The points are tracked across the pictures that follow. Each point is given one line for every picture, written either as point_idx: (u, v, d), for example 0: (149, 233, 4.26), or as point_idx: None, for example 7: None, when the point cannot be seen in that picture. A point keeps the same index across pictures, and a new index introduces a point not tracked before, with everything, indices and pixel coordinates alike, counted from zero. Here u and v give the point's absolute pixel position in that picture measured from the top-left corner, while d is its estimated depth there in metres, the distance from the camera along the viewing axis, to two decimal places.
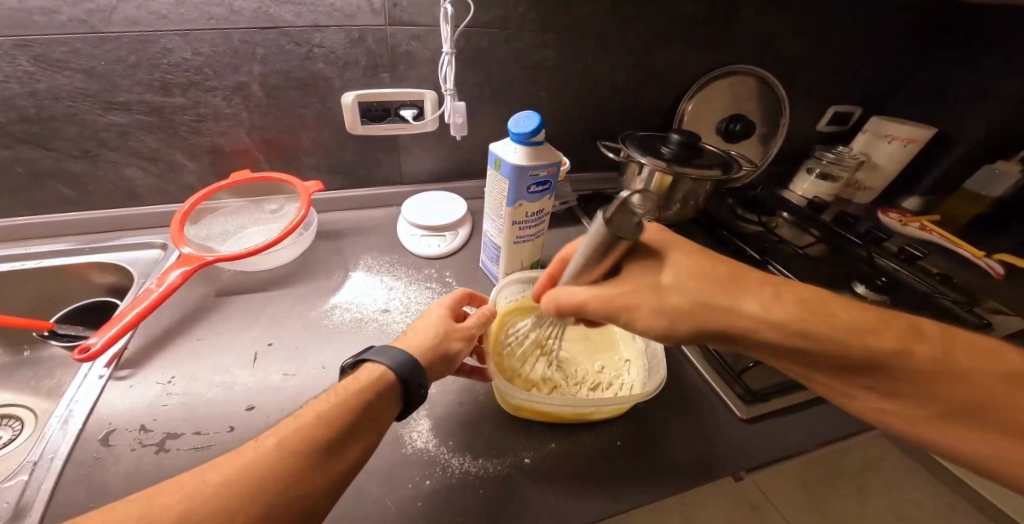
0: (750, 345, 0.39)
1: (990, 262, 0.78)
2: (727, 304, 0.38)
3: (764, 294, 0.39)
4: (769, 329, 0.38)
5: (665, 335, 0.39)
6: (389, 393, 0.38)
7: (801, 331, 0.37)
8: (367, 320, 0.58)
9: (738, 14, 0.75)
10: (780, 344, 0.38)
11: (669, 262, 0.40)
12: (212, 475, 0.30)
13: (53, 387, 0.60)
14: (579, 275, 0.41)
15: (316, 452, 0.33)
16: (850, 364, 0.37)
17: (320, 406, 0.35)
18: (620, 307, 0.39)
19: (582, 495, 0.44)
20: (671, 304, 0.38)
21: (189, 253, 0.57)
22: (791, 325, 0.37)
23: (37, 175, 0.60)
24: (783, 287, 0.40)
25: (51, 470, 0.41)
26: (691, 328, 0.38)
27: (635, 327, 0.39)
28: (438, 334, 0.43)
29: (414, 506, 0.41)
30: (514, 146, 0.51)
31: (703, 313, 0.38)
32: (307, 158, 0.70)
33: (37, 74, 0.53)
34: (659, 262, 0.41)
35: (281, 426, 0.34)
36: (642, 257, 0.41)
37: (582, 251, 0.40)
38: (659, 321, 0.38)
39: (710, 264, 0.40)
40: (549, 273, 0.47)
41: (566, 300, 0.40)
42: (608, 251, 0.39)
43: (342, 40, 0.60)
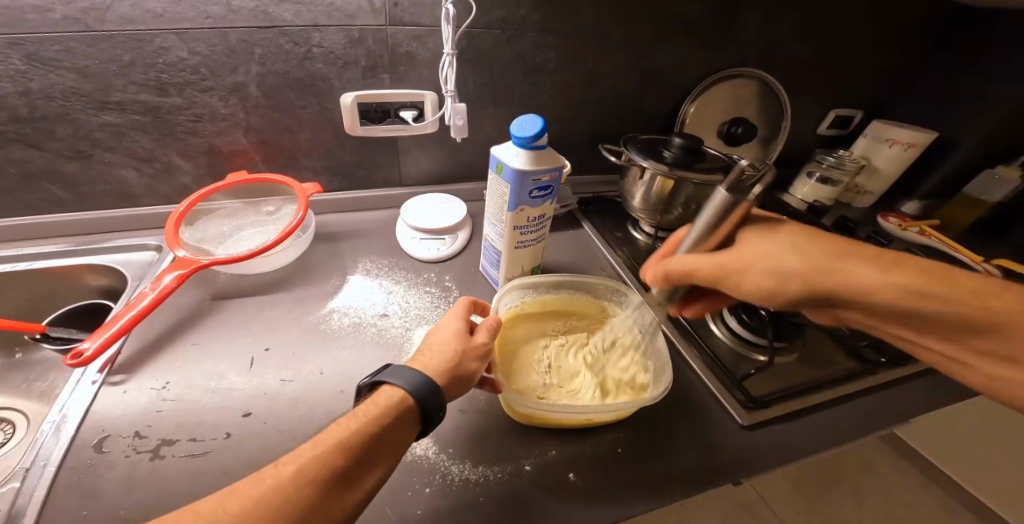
0: (880, 315, 0.41)
1: (990, 266, 0.79)
2: (840, 269, 0.39)
3: (904, 269, 0.39)
4: (889, 293, 0.39)
5: (773, 294, 0.42)
6: (407, 418, 0.37)
7: (929, 298, 0.38)
8: (365, 325, 0.57)
9: (741, 16, 0.75)
10: (899, 308, 0.39)
11: (777, 233, 0.42)
12: (231, 505, 0.29)
13: (45, 390, 0.59)
14: (694, 245, 0.44)
15: (335, 479, 0.32)
16: (961, 326, 0.38)
17: (341, 431, 0.35)
18: (731, 270, 0.42)
19: (585, 502, 0.43)
20: (782, 267, 0.40)
21: (184, 256, 0.55)
22: (916, 289, 0.38)
23: (28, 175, 0.59)
24: (905, 259, 0.40)
25: (44, 476, 0.40)
26: (802, 291, 0.40)
27: (742, 289, 0.42)
28: (454, 353, 0.42)
29: (413, 514, 0.41)
30: (517, 150, 0.50)
31: (823, 272, 0.40)
32: (305, 159, 0.69)
33: (30, 72, 0.52)
34: (768, 231, 0.42)
35: (299, 452, 0.33)
36: (761, 225, 0.43)
37: (700, 221, 0.44)
38: (763, 283, 0.41)
39: (828, 237, 0.41)
40: (668, 244, 0.51)
41: (676, 267, 0.45)
42: (724, 218, 0.42)
43: (341, 40, 0.59)
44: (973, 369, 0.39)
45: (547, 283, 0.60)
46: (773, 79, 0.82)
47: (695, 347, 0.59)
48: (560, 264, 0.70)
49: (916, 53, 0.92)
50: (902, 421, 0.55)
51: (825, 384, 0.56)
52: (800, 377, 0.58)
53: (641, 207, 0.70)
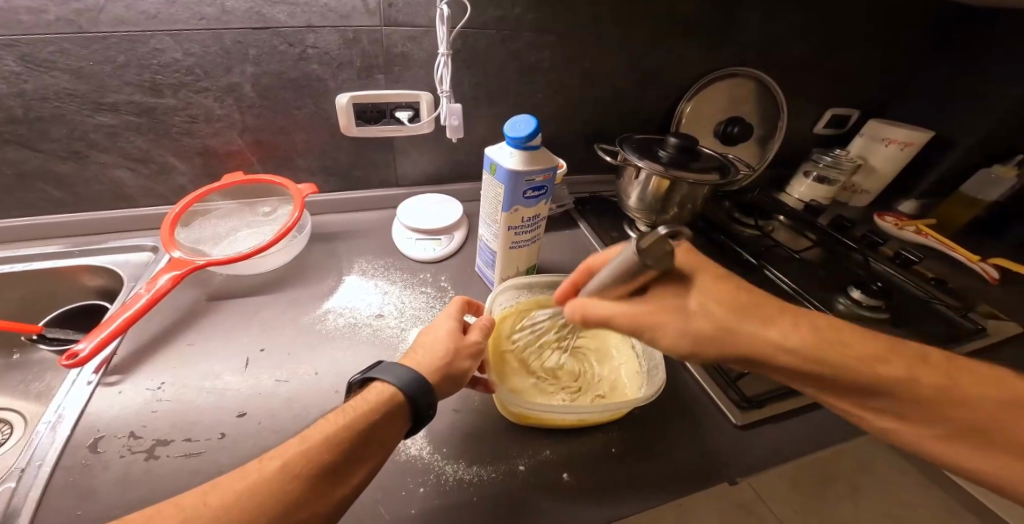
0: (773, 372, 0.40)
1: (986, 266, 0.79)
2: (744, 330, 0.38)
3: (786, 323, 0.39)
4: (841, 360, 0.38)
5: (692, 353, 0.39)
6: (396, 414, 0.37)
7: (816, 362, 0.38)
8: (360, 326, 0.57)
9: (737, 15, 0.75)
10: (795, 369, 0.38)
11: (694, 291, 0.40)
12: (216, 497, 0.29)
13: (42, 390, 0.59)
14: (603, 288, 0.41)
15: (321, 473, 0.32)
16: (867, 390, 0.38)
17: (328, 426, 0.35)
18: (649, 324, 0.40)
19: (578, 502, 0.43)
20: (699, 330, 0.39)
21: (179, 257, 0.56)
22: (813, 351, 0.38)
23: (24, 177, 0.59)
24: (800, 316, 0.40)
25: (39, 476, 0.40)
26: (716, 354, 0.39)
27: (659, 343, 0.40)
28: (447, 352, 0.42)
29: (407, 514, 0.41)
30: (510, 150, 0.51)
31: (726, 334, 0.39)
32: (302, 160, 0.69)
33: (25, 74, 0.52)
34: (683, 290, 0.40)
35: (285, 447, 0.33)
36: (669, 280, 0.41)
37: (607, 270, 0.40)
38: (681, 340, 0.39)
39: (735, 290, 0.40)
40: (578, 274, 0.48)
41: (596, 311, 0.41)
42: (630, 278, 0.39)
43: (336, 41, 0.59)
44: (918, 437, 0.37)
45: (543, 282, 0.60)
46: (770, 79, 0.82)
47: None
48: (557, 264, 0.70)
49: (913, 52, 0.92)
50: None
51: None
52: None
53: (637, 207, 0.70)
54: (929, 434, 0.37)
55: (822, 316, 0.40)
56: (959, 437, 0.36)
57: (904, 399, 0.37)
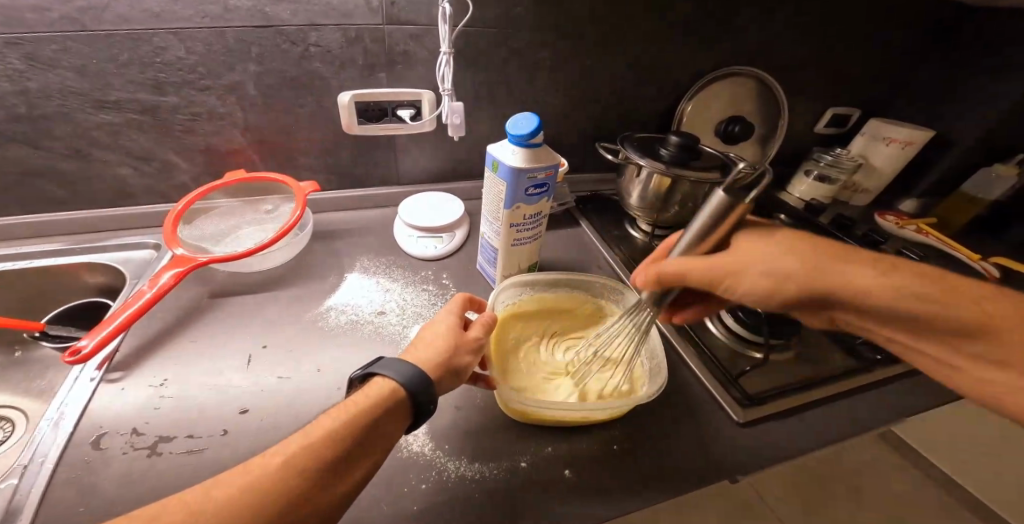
0: (871, 315, 0.41)
1: (987, 264, 0.78)
2: (842, 272, 0.39)
3: (869, 266, 0.40)
4: (883, 294, 0.39)
5: (767, 298, 0.41)
6: (397, 409, 0.37)
7: (920, 299, 0.39)
8: (362, 323, 0.57)
9: (738, 14, 0.75)
10: (889, 307, 0.39)
11: (774, 236, 0.41)
12: (217, 493, 0.30)
13: (44, 388, 0.59)
14: (690, 246, 0.41)
15: (323, 469, 0.32)
16: (948, 325, 0.39)
17: (329, 421, 0.35)
18: (726, 272, 0.41)
19: (580, 498, 0.43)
20: (778, 270, 0.40)
21: (182, 254, 0.56)
22: (877, 289, 0.39)
23: (27, 174, 0.60)
24: (877, 259, 0.41)
25: (42, 473, 0.40)
26: (799, 292, 0.40)
27: (736, 292, 0.41)
28: (448, 347, 0.42)
29: (409, 510, 0.41)
30: (513, 148, 0.51)
31: (816, 278, 0.39)
32: (303, 158, 0.69)
33: (28, 72, 0.52)
34: (762, 234, 0.41)
35: (287, 443, 0.33)
36: (752, 227, 0.42)
37: (694, 225, 0.41)
38: (761, 285, 0.40)
39: (812, 239, 0.41)
40: (662, 247, 0.49)
41: (669, 269, 0.42)
42: (719, 224, 0.40)
43: (338, 39, 0.59)
44: (952, 361, 0.40)
45: (544, 281, 0.60)
46: (771, 78, 0.82)
47: (691, 344, 0.59)
48: (558, 262, 0.70)
49: (913, 52, 0.92)
50: (897, 418, 0.55)
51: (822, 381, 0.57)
52: (795, 375, 0.58)
53: (638, 205, 0.70)
54: (980, 363, 0.39)
55: (912, 261, 0.41)
56: (1013, 370, 0.37)
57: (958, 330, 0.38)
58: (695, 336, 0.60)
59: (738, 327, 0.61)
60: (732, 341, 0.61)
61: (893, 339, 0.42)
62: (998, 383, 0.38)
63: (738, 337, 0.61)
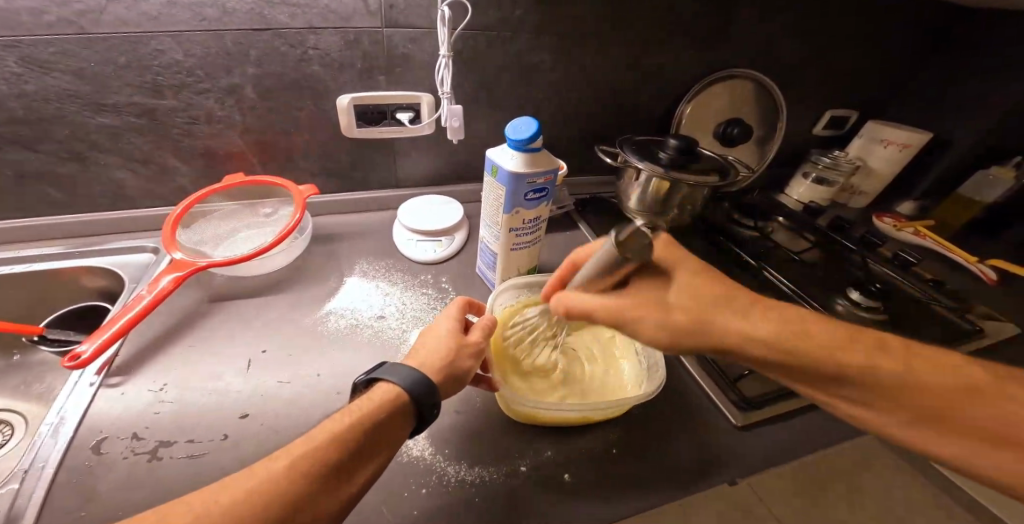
0: (765, 365, 0.39)
1: (983, 266, 0.80)
2: (716, 317, 0.39)
3: (765, 318, 0.39)
4: (768, 348, 0.38)
5: (670, 345, 0.40)
6: (402, 414, 0.38)
7: (794, 352, 0.38)
8: (361, 327, 0.57)
9: (737, 15, 0.75)
10: (767, 360, 0.39)
11: (673, 285, 0.41)
12: (225, 495, 0.29)
13: (43, 391, 0.59)
14: (591, 280, 0.43)
15: (329, 474, 0.33)
16: (831, 375, 0.38)
17: (335, 426, 0.35)
18: (629, 317, 0.40)
19: (580, 503, 0.44)
20: (673, 322, 0.39)
21: (181, 258, 0.56)
22: (780, 342, 0.38)
23: (25, 177, 0.59)
24: (770, 307, 0.40)
25: (43, 478, 0.40)
26: (689, 346, 0.40)
27: (639, 335, 0.41)
28: (448, 352, 0.42)
29: (410, 515, 0.41)
30: (512, 152, 0.51)
31: (704, 326, 0.39)
32: (302, 161, 0.69)
33: (26, 75, 0.52)
34: (660, 283, 0.42)
35: (293, 446, 0.33)
36: (654, 274, 0.43)
37: (595, 260, 0.42)
38: (656, 332, 0.40)
39: (722, 283, 0.41)
40: (561, 271, 0.51)
41: (575, 304, 0.42)
42: (614, 270, 0.42)
43: (337, 43, 0.59)
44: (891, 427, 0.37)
45: (543, 283, 0.60)
46: (771, 79, 0.82)
47: None
48: (557, 265, 0.71)
49: (912, 53, 0.92)
50: (894, 421, 0.56)
51: None
52: None
53: (637, 208, 0.70)
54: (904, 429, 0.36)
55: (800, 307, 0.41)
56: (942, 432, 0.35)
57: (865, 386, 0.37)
58: None
59: None
60: None
61: (818, 397, 0.40)
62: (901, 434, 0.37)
63: None
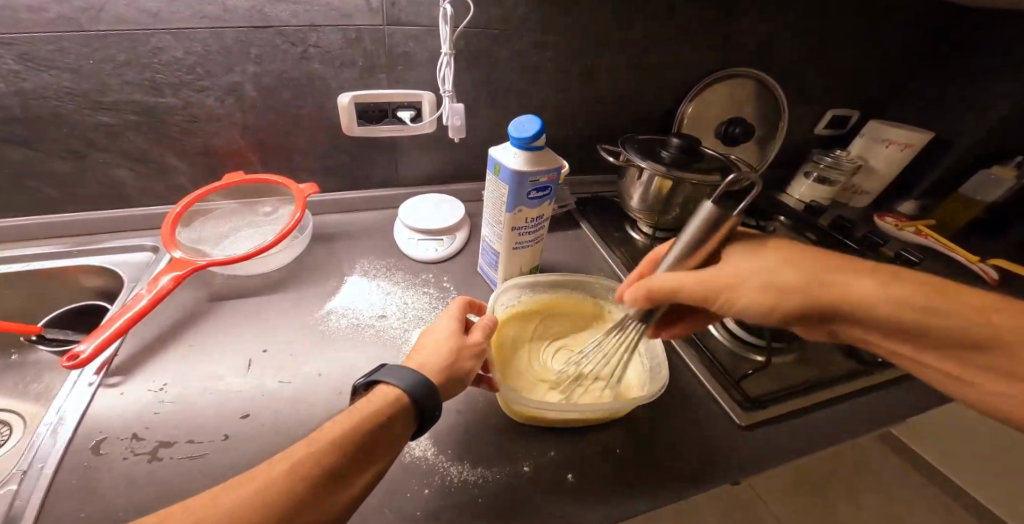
0: (867, 324, 0.39)
1: (985, 266, 0.80)
2: (833, 279, 0.39)
3: (880, 278, 0.39)
4: (891, 304, 0.38)
5: (770, 312, 0.40)
6: (403, 416, 0.37)
7: (930, 311, 0.38)
8: (362, 326, 0.57)
9: (740, 14, 0.74)
10: (896, 321, 0.38)
11: (769, 247, 0.41)
12: (226, 498, 0.29)
13: (42, 391, 0.59)
14: (679, 263, 0.41)
15: (329, 477, 0.32)
16: (948, 339, 0.38)
17: (336, 429, 0.34)
18: (722, 288, 0.40)
19: (583, 502, 0.43)
20: (777, 282, 0.39)
21: (180, 257, 0.55)
22: (899, 304, 0.38)
23: (22, 176, 0.59)
24: (898, 273, 0.40)
25: (42, 479, 0.40)
26: (803, 302, 0.39)
27: (733, 305, 0.40)
28: (449, 353, 0.42)
29: (412, 515, 0.41)
30: (514, 150, 0.50)
31: (814, 290, 0.39)
32: (303, 160, 0.69)
33: (24, 73, 0.51)
34: (753, 250, 0.41)
35: (293, 449, 0.33)
36: (745, 241, 0.42)
37: (683, 239, 0.40)
38: (759, 299, 0.39)
39: (823, 252, 0.40)
40: (643, 266, 0.50)
41: (661, 282, 0.40)
42: (709, 240, 0.39)
43: (338, 40, 0.59)
44: (971, 379, 0.38)
45: (542, 282, 0.60)
46: (772, 79, 0.82)
47: (692, 347, 0.59)
48: (559, 264, 0.70)
49: (913, 52, 0.92)
50: (896, 421, 0.55)
51: (823, 384, 0.57)
52: (797, 377, 0.58)
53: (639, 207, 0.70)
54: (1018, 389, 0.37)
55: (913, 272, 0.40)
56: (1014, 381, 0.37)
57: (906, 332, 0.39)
58: (697, 339, 0.60)
59: (738, 330, 0.62)
60: (733, 345, 0.61)
61: (925, 366, 0.40)
62: (990, 394, 0.38)
63: (740, 340, 0.61)
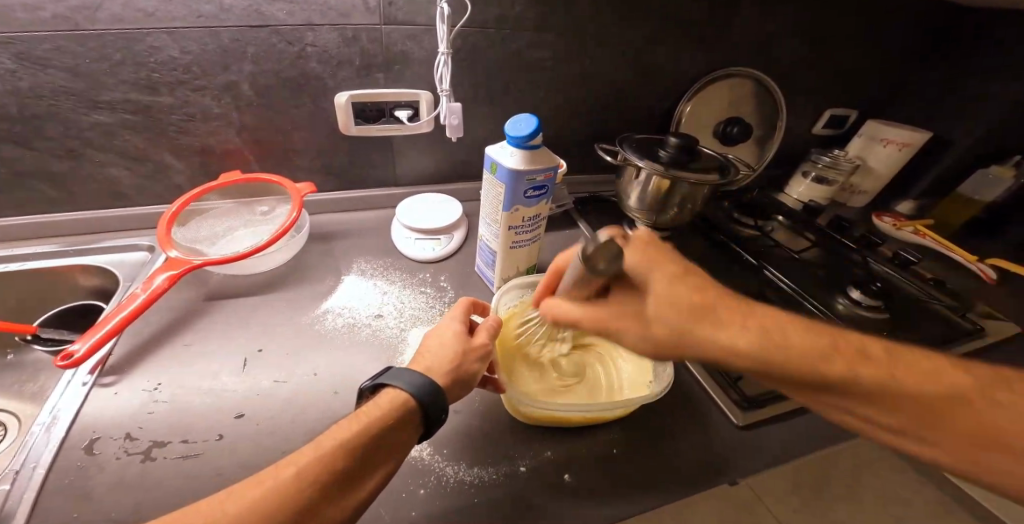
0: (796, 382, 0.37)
1: (983, 266, 0.79)
2: (710, 326, 0.37)
3: (747, 326, 0.37)
4: (805, 363, 0.36)
5: (659, 350, 0.39)
6: (410, 420, 0.37)
7: (806, 358, 0.36)
8: (359, 326, 0.57)
9: (738, 13, 0.74)
10: (794, 376, 0.36)
11: (650, 272, 0.40)
12: (232, 505, 0.29)
13: (37, 391, 0.58)
14: (575, 285, 0.43)
15: (336, 482, 0.32)
16: (856, 394, 0.36)
17: (343, 433, 0.34)
18: (612, 326, 0.40)
19: (580, 503, 0.43)
20: (667, 325, 0.38)
21: (176, 257, 0.55)
22: (765, 352, 0.36)
23: (18, 175, 0.59)
24: (787, 329, 0.38)
25: (34, 479, 0.39)
26: (684, 347, 0.38)
27: (625, 343, 0.40)
28: (456, 355, 0.42)
29: (408, 516, 0.40)
30: (511, 149, 0.50)
31: (703, 318, 0.38)
32: (300, 159, 0.69)
33: (19, 72, 0.51)
34: (659, 263, 0.40)
35: (300, 454, 0.32)
36: (632, 272, 0.41)
37: (575, 264, 0.43)
38: (648, 341, 0.39)
39: (715, 292, 0.39)
40: (549, 276, 0.49)
41: (559, 311, 0.43)
42: (619, 266, 0.40)
43: (335, 40, 0.59)
44: (891, 424, 0.36)
45: (544, 282, 0.60)
46: (770, 79, 0.82)
47: None
48: (557, 264, 0.70)
49: (912, 52, 0.92)
50: None
51: None
52: None
53: (637, 206, 0.70)
54: (907, 437, 0.35)
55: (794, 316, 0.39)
56: (942, 435, 0.34)
57: (853, 394, 0.36)
58: None
59: None
60: None
61: (835, 408, 0.37)
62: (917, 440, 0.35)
63: None
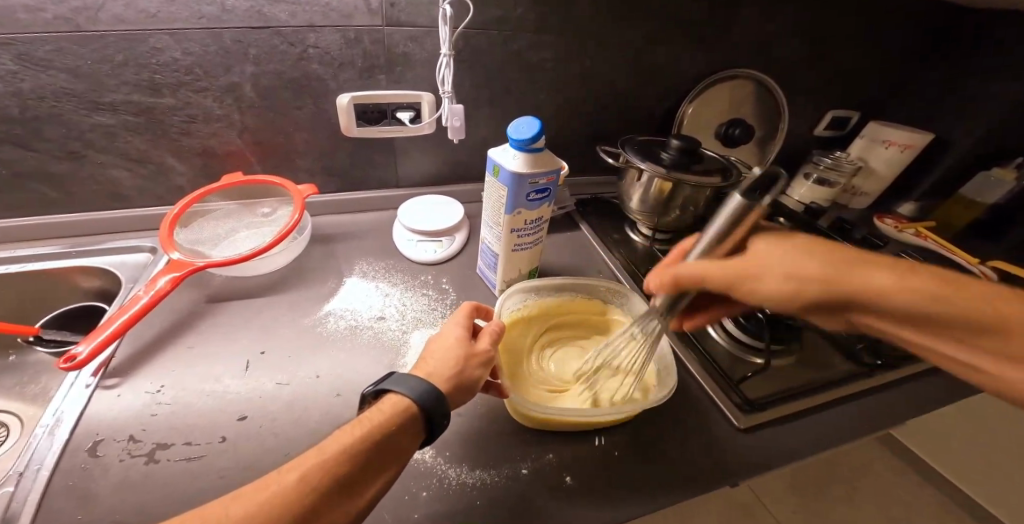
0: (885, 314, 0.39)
1: (984, 268, 0.79)
2: (853, 277, 0.38)
3: (892, 269, 0.39)
4: (900, 298, 0.37)
5: (786, 301, 0.40)
6: (411, 426, 0.37)
7: (930, 303, 0.37)
8: (360, 329, 0.57)
9: (741, 14, 0.74)
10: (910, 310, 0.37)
11: (793, 238, 0.40)
12: (236, 509, 0.29)
13: (40, 392, 0.58)
14: (709, 250, 0.41)
15: (337, 488, 0.32)
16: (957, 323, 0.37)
17: (345, 438, 0.34)
18: (743, 276, 0.40)
19: (582, 506, 0.43)
20: (798, 273, 0.39)
21: (178, 259, 0.55)
22: (905, 295, 0.37)
23: (20, 176, 0.59)
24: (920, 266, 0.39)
25: (38, 481, 0.39)
26: (819, 296, 0.39)
27: (755, 295, 0.40)
28: (458, 360, 0.42)
29: (410, 518, 0.40)
30: (514, 152, 0.50)
31: (832, 282, 0.38)
32: (302, 161, 0.69)
33: (21, 73, 0.51)
34: (777, 238, 0.40)
35: (302, 459, 0.32)
36: (771, 232, 0.41)
37: (713, 227, 0.40)
38: (780, 287, 0.39)
39: (835, 247, 0.40)
40: (674, 254, 0.48)
41: (682, 273, 0.41)
42: (738, 226, 0.39)
43: (337, 41, 0.58)
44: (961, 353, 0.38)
45: (547, 285, 0.60)
46: (772, 80, 0.82)
47: (692, 350, 0.59)
48: (558, 266, 0.70)
49: (915, 53, 0.92)
50: (896, 423, 0.55)
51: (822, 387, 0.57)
52: (796, 380, 0.58)
53: (638, 209, 0.70)
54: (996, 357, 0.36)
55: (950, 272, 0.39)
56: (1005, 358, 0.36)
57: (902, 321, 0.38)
58: (696, 341, 0.60)
59: (738, 332, 0.62)
60: (732, 347, 0.61)
61: (938, 351, 0.39)
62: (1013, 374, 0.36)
63: (739, 343, 0.61)
